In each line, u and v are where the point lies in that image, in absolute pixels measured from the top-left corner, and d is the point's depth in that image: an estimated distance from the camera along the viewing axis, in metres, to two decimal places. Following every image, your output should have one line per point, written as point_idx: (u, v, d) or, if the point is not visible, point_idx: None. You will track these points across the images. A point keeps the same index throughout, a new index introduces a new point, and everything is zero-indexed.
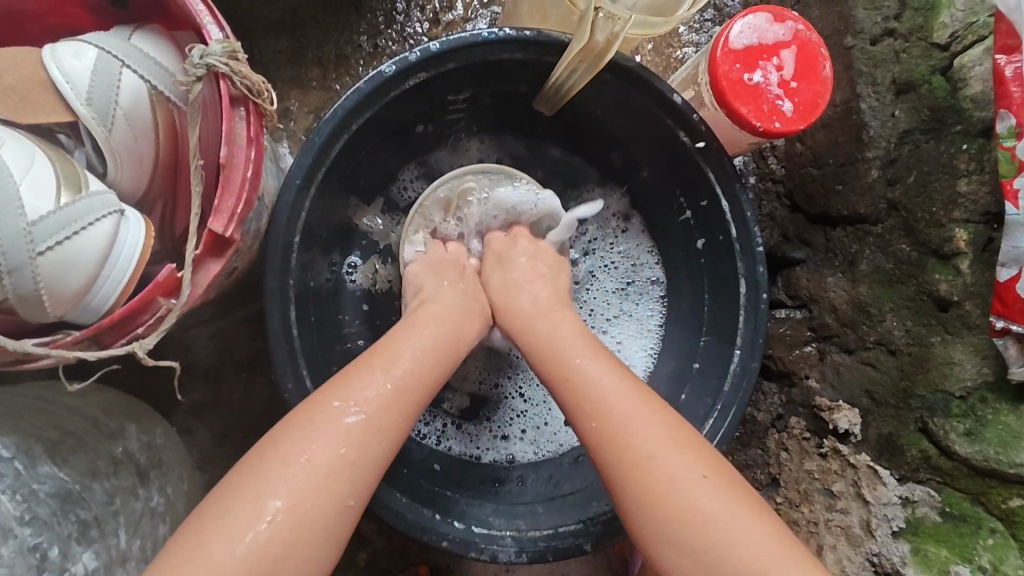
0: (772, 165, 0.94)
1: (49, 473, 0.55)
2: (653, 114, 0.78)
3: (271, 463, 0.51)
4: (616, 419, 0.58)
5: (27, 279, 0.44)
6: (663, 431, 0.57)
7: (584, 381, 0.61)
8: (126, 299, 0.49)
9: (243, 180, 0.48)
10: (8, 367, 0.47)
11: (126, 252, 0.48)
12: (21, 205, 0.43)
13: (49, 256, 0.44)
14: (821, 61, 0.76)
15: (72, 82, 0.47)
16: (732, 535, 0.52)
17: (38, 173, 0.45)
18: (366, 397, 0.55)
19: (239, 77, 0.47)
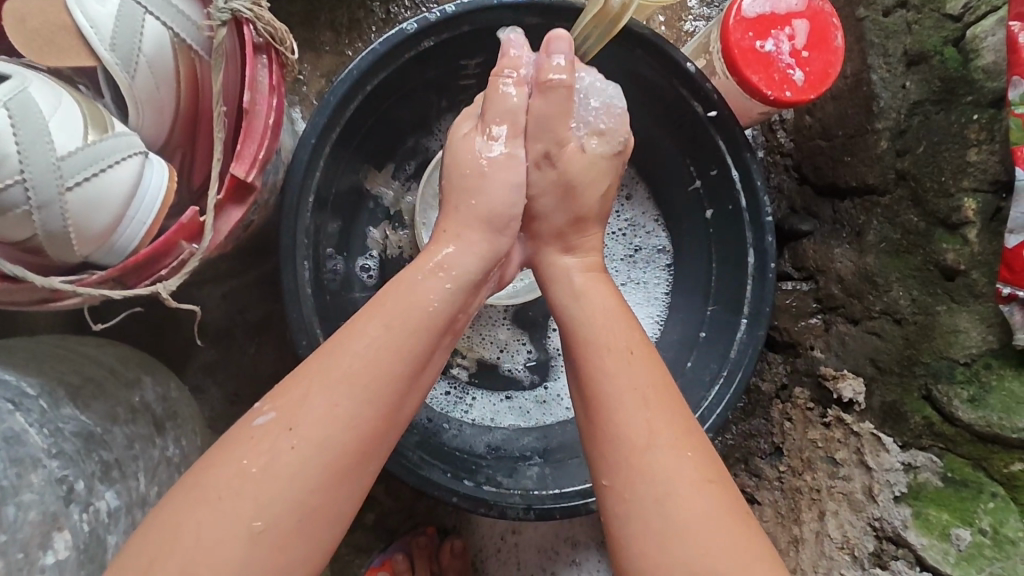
0: (781, 139, 0.95)
1: (72, 415, 0.56)
2: (665, 80, 0.79)
3: (284, 414, 0.48)
4: (633, 389, 0.55)
5: (55, 216, 0.45)
6: (658, 420, 0.53)
7: (589, 338, 0.58)
8: (150, 242, 0.50)
9: (265, 126, 0.49)
10: (35, 307, 0.48)
11: (150, 196, 0.49)
12: (51, 142, 0.44)
13: (78, 193, 0.45)
14: (833, 31, 0.76)
15: (95, 27, 0.47)
16: (677, 479, 0.50)
17: (66, 112, 0.45)
18: (330, 363, 0.50)
19: (262, 24, 0.48)
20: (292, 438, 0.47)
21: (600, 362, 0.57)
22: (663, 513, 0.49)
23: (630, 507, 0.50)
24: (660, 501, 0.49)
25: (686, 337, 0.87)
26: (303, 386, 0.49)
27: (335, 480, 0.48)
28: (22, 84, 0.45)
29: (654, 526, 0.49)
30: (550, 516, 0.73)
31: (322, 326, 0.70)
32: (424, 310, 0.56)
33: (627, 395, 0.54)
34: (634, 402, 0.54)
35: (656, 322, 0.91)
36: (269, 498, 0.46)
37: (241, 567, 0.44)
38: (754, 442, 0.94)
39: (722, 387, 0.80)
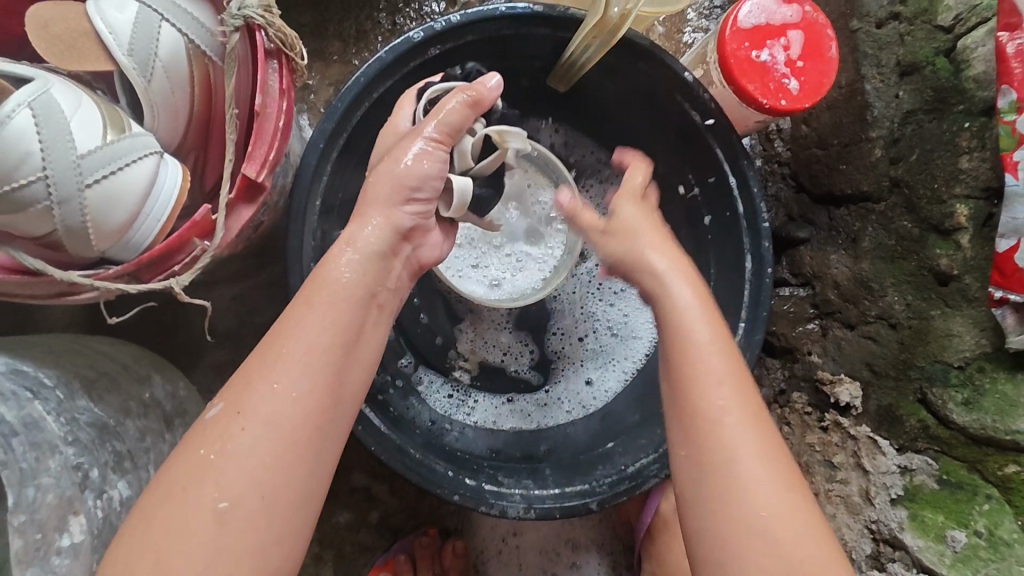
0: (778, 148, 0.97)
1: (86, 407, 0.58)
2: (664, 89, 0.81)
3: (231, 403, 0.49)
4: (721, 382, 0.57)
5: (74, 212, 0.47)
6: (749, 423, 0.55)
7: (684, 331, 0.59)
8: (164, 238, 0.52)
9: (276, 128, 0.51)
10: (53, 301, 0.50)
11: (164, 194, 0.51)
12: (72, 141, 0.46)
13: (96, 190, 0.47)
14: (828, 42, 0.78)
15: (114, 33, 0.49)
16: (762, 482, 0.53)
17: (86, 113, 0.47)
18: (266, 347, 0.50)
19: (273, 30, 0.50)
20: (241, 421, 0.48)
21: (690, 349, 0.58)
22: (740, 507, 0.52)
23: (707, 497, 0.53)
24: (746, 499, 0.52)
25: None
26: (245, 375, 0.50)
27: (289, 458, 0.48)
28: (44, 86, 0.47)
29: (741, 526, 0.52)
30: (550, 516, 0.74)
31: None
32: (339, 286, 0.54)
33: (717, 391, 0.56)
34: (721, 392, 0.56)
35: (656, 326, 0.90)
36: (225, 484, 0.46)
37: (209, 552, 0.45)
38: None
39: None
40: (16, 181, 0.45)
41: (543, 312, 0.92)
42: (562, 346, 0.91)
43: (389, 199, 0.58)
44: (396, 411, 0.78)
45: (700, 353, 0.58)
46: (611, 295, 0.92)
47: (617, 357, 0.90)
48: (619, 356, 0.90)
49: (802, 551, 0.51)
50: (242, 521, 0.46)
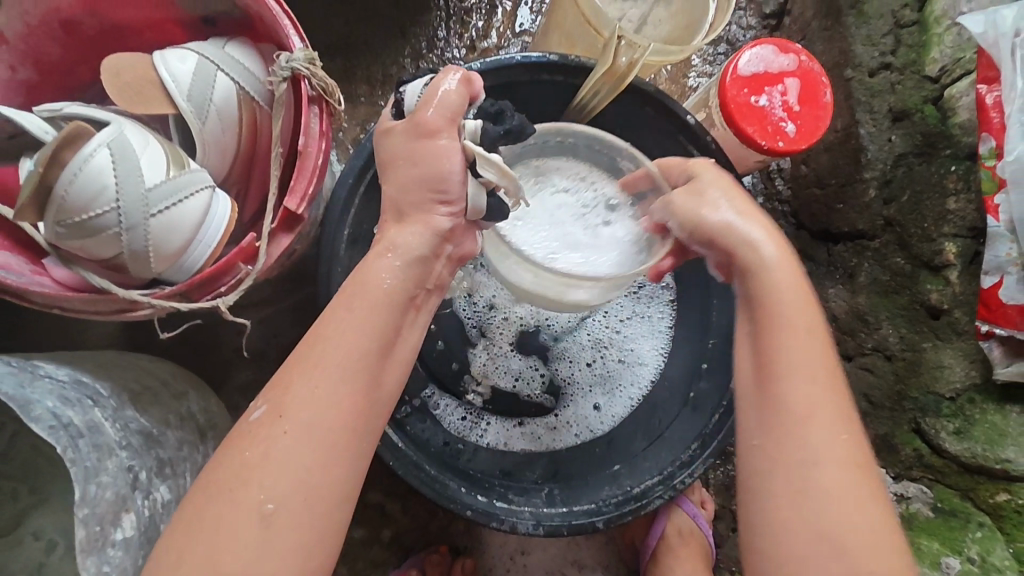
0: (779, 187, 1.01)
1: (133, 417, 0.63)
2: (668, 132, 0.86)
3: (273, 408, 0.53)
4: (798, 382, 0.56)
5: (139, 238, 0.53)
6: (831, 426, 0.55)
7: (777, 306, 0.59)
8: (212, 262, 0.57)
9: (316, 166, 0.56)
10: (113, 317, 0.55)
11: (216, 222, 0.56)
12: (141, 176, 0.52)
13: (159, 219, 0.53)
14: (822, 88, 0.83)
15: (176, 80, 0.56)
16: (840, 476, 0.54)
17: (153, 151, 0.53)
18: (306, 351, 0.54)
19: (317, 79, 0.56)
20: (283, 424, 0.52)
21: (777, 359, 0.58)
22: (816, 505, 0.53)
23: (772, 464, 0.56)
24: (813, 488, 0.54)
25: (689, 370, 0.92)
26: (287, 378, 0.53)
27: (328, 462, 0.52)
28: (119, 128, 0.53)
29: (803, 522, 0.54)
30: (558, 533, 0.77)
31: None
32: (379, 293, 0.56)
33: (800, 380, 0.56)
34: (801, 394, 0.56)
35: (661, 353, 0.95)
36: (269, 487, 0.50)
37: (257, 552, 0.49)
38: None
39: (720, 418, 0.85)
40: (91, 211, 0.51)
41: (552, 337, 0.96)
42: (570, 369, 0.96)
43: (417, 204, 0.57)
44: (411, 431, 0.84)
45: (784, 318, 0.58)
46: (618, 322, 0.96)
47: (623, 382, 0.94)
48: (625, 382, 0.94)
49: (863, 552, 0.52)
50: (286, 524, 0.50)
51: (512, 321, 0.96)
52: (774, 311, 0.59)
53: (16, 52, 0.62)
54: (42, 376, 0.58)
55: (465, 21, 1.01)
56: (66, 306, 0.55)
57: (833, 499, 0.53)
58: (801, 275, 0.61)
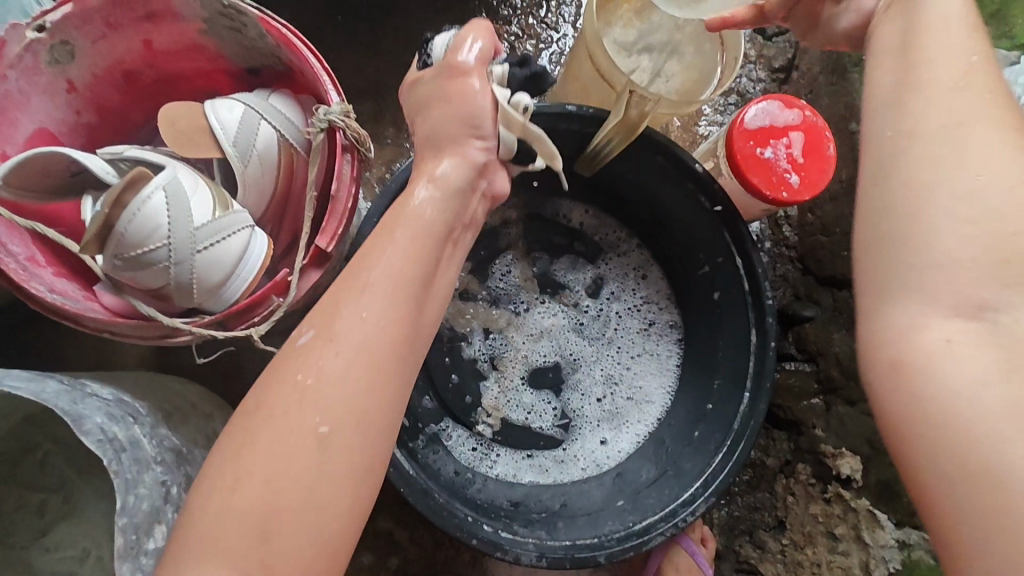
0: (786, 233, 1.03)
1: (165, 435, 0.66)
2: (676, 181, 0.91)
3: (321, 329, 0.55)
4: (933, 261, 0.51)
5: (186, 271, 0.57)
6: (981, 351, 0.49)
7: (902, 189, 0.53)
8: (248, 295, 0.62)
9: (346, 208, 0.61)
10: (155, 343, 0.60)
11: (254, 258, 0.61)
12: (191, 215, 0.57)
13: (204, 254, 0.58)
14: (826, 142, 0.87)
15: (224, 128, 0.61)
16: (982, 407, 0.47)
17: (202, 193, 0.58)
18: (352, 289, 0.56)
19: (351, 130, 0.61)
20: (335, 346, 0.53)
21: (916, 186, 0.53)
22: (950, 428, 0.48)
23: (916, 421, 0.50)
24: (978, 428, 0.46)
25: (694, 410, 0.93)
26: (330, 313, 0.55)
27: (372, 385, 0.54)
28: (172, 169, 0.58)
29: (980, 439, 0.46)
30: (562, 565, 0.78)
31: None
32: (421, 224, 0.61)
33: (935, 271, 0.51)
34: (947, 232, 0.50)
35: (667, 392, 0.99)
36: (274, 482, 0.50)
37: (260, 558, 0.49)
38: (757, 515, 0.97)
39: (726, 454, 0.84)
40: (146, 246, 0.56)
41: (563, 372, 1.00)
42: (580, 401, 1.00)
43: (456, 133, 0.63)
44: (422, 459, 0.85)
45: (895, 231, 0.53)
46: (628, 360, 1.01)
47: (631, 417, 0.98)
48: (632, 418, 0.98)
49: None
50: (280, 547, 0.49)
51: (524, 357, 1.00)
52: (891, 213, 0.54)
53: (83, 98, 0.67)
54: (89, 395, 0.62)
55: None
56: (114, 331, 0.59)
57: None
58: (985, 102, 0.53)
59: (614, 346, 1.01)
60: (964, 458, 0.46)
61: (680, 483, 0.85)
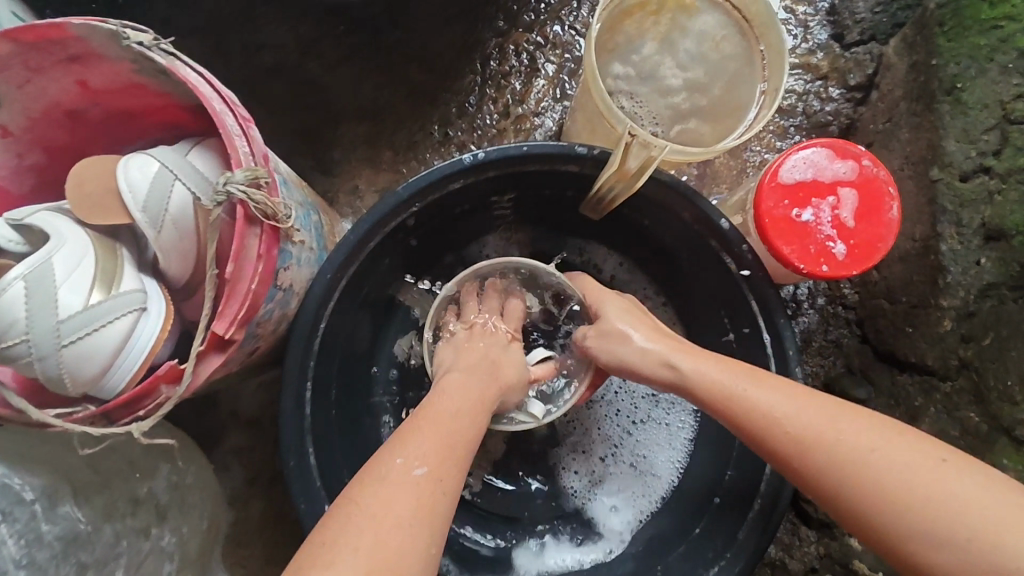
0: (844, 290, 0.88)
1: (67, 513, 0.60)
2: (697, 233, 0.77)
3: (435, 466, 0.54)
4: (918, 508, 0.50)
5: (53, 364, 0.48)
6: (889, 489, 0.51)
7: (895, 516, 0.50)
8: (136, 381, 0.53)
9: (248, 291, 0.53)
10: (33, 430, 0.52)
11: (138, 345, 0.52)
12: (55, 305, 0.48)
13: (73, 348, 0.49)
14: (888, 201, 0.70)
15: (133, 190, 0.55)
16: (907, 469, 0.51)
17: (80, 275, 0.50)
18: (429, 455, 0.54)
19: (256, 203, 0.52)
20: (415, 471, 0.53)
21: (807, 431, 0.55)
22: (912, 510, 0.50)
23: None
24: (952, 527, 0.48)
25: (699, 502, 0.82)
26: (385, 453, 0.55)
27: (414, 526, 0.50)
28: (54, 250, 0.49)
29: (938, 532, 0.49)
30: None
31: (316, 446, 0.72)
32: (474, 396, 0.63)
33: (932, 523, 0.49)
34: (920, 523, 0.49)
35: (676, 468, 0.86)
36: (432, 516, 0.51)
37: (417, 514, 0.50)
38: None
39: (720, 570, 0.74)
40: (3, 337, 0.47)
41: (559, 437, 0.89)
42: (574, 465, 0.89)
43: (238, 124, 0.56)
44: None
45: (899, 536, 0.50)
46: (630, 421, 0.89)
47: (634, 489, 0.87)
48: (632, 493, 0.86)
49: (904, 458, 0.52)
50: None
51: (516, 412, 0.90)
52: (886, 525, 0.51)
53: (23, 141, 0.64)
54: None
55: (502, 85, 0.95)
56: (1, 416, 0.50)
57: (941, 474, 0.50)
58: (762, 413, 0.57)
59: (615, 403, 0.90)
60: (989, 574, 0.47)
61: None
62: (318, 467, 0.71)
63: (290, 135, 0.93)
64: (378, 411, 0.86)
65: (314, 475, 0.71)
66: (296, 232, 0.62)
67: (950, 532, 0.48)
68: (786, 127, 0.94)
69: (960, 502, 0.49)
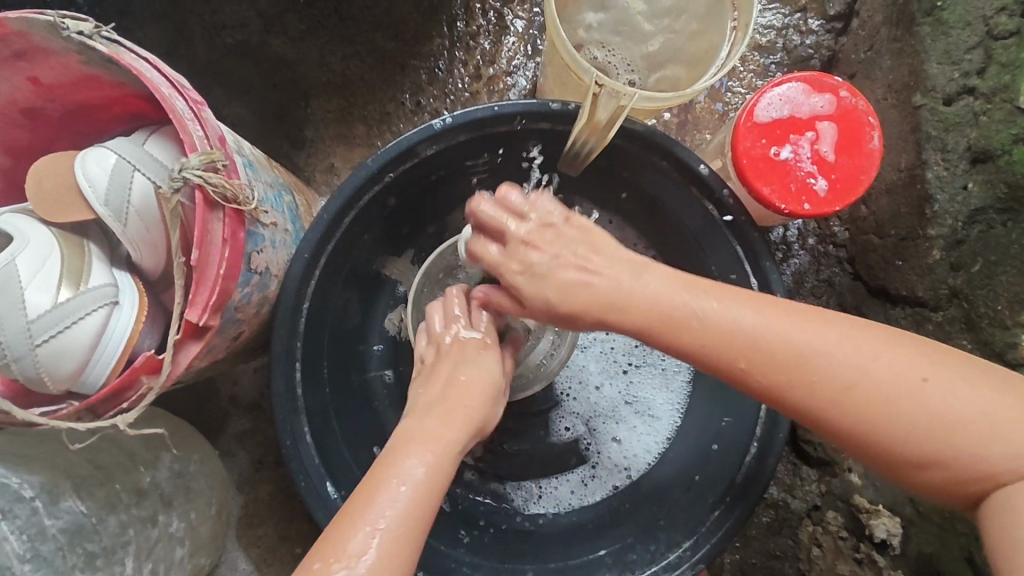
0: (834, 228, 0.87)
1: (71, 507, 0.59)
2: (678, 183, 0.75)
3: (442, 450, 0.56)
4: (817, 368, 0.52)
5: (29, 365, 0.49)
6: (780, 358, 0.53)
7: (793, 385, 0.53)
8: (118, 373, 0.53)
9: (217, 276, 0.53)
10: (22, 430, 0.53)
11: (115, 338, 0.53)
12: (24, 307, 0.48)
13: (47, 346, 0.49)
14: (868, 131, 0.69)
15: (93, 185, 0.54)
16: (791, 338, 0.53)
17: (46, 274, 0.50)
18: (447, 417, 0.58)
19: (214, 186, 0.52)
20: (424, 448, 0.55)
21: (698, 323, 0.55)
22: (816, 372, 0.52)
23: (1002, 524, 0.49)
24: (848, 380, 0.51)
25: (699, 451, 0.82)
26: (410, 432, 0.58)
27: (425, 498, 0.53)
28: (15, 253, 0.50)
29: (832, 383, 0.52)
30: None
31: (312, 425, 0.73)
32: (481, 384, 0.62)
33: (830, 380, 0.52)
34: (824, 381, 0.52)
35: (675, 410, 0.87)
36: (433, 484, 0.54)
37: (422, 479, 0.53)
38: (777, 564, 0.84)
39: (721, 514, 0.74)
40: None
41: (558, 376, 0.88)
42: (573, 410, 0.89)
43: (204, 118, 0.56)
44: None
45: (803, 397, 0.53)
46: (625, 362, 0.89)
47: (634, 429, 0.87)
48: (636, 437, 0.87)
49: (786, 331, 0.53)
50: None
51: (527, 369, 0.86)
52: (786, 388, 0.53)
53: None
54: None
55: (471, 46, 0.92)
56: None
57: (833, 335, 0.52)
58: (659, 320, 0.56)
59: (609, 344, 0.90)
60: (905, 414, 0.50)
61: (670, 536, 0.77)
62: (315, 445, 0.72)
63: (261, 117, 0.91)
64: (375, 387, 0.86)
65: (311, 453, 0.72)
66: (264, 214, 0.62)
67: (848, 384, 0.51)
68: (766, 65, 0.91)
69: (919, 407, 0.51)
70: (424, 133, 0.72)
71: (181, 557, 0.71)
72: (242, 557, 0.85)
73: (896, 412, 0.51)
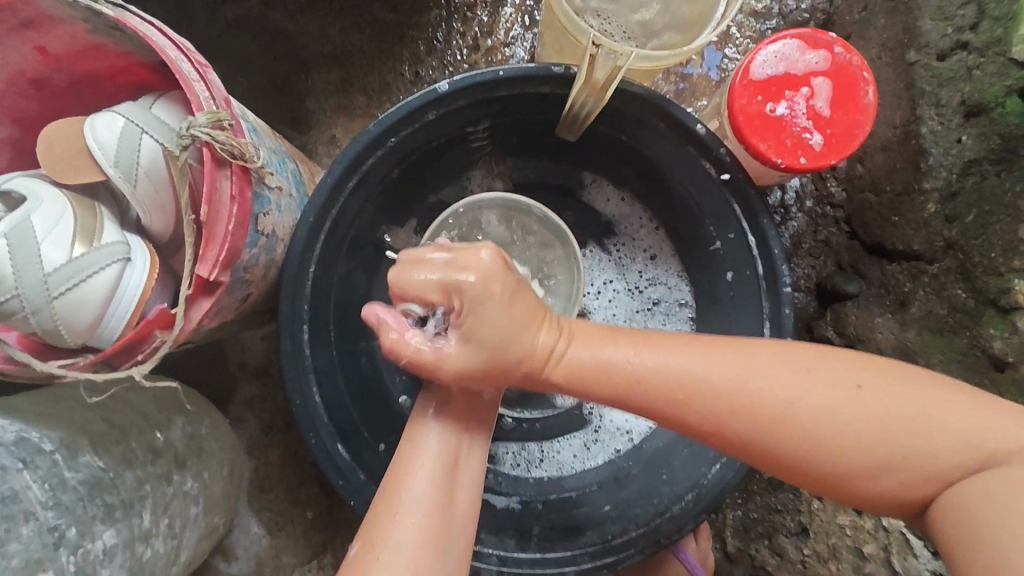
0: (831, 189, 0.88)
1: (89, 461, 0.60)
2: (676, 144, 0.76)
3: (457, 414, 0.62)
4: (794, 407, 0.53)
5: (47, 318, 0.51)
6: (759, 403, 0.54)
7: (777, 426, 0.53)
8: (133, 327, 0.55)
9: (225, 232, 0.54)
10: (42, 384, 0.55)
11: (129, 293, 0.54)
12: (41, 261, 0.50)
13: (64, 299, 0.51)
14: (863, 86, 0.69)
15: (103, 147, 0.56)
16: (770, 384, 0.54)
17: (61, 230, 0.52)
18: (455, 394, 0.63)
19: (221, 144, 0.53)
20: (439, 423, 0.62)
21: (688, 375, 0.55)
22: (797, 414, 0.53)
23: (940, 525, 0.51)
24: (827, 423, 0.53)
25: None
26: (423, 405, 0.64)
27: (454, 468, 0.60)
28: (31, 210, 0.51)
29: (813, 423, 0.53)
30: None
31: (320, 385, 0.75)
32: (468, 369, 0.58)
33: (812, 419, 0.53)
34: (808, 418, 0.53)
35: None
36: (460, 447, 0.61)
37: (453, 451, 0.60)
38: (779, 518, 0.86)
39: (722, 467, 0.76)
40: None
41: None
42: None
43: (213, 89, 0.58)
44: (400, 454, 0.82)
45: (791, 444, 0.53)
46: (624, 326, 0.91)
47: None
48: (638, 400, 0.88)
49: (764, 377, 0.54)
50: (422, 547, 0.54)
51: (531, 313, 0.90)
52: (771, 431, 0.54)
53: None
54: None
55: (468, 16, 0.93)
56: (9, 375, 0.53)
57: (810, 375, 0.54)
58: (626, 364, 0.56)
59: (611, 312, 0.91)
60: (883, 453, 0.52)
61: (672, 490, 0.78)
62: (324, 405, 0.74)
63: (263, 90, 0.92)
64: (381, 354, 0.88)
65: (320, 413, 0.73)
66: (270, 176, 0.63)
67: (830, 428, 0.53)
68: (762, 30, 0.92)
69: (880, 418, 0.52)
70: (424, 98, 0.73)
71: (196, 515, 0.73)
72: (254, 521, 0.87)
73: (874, 448, 0.52)
